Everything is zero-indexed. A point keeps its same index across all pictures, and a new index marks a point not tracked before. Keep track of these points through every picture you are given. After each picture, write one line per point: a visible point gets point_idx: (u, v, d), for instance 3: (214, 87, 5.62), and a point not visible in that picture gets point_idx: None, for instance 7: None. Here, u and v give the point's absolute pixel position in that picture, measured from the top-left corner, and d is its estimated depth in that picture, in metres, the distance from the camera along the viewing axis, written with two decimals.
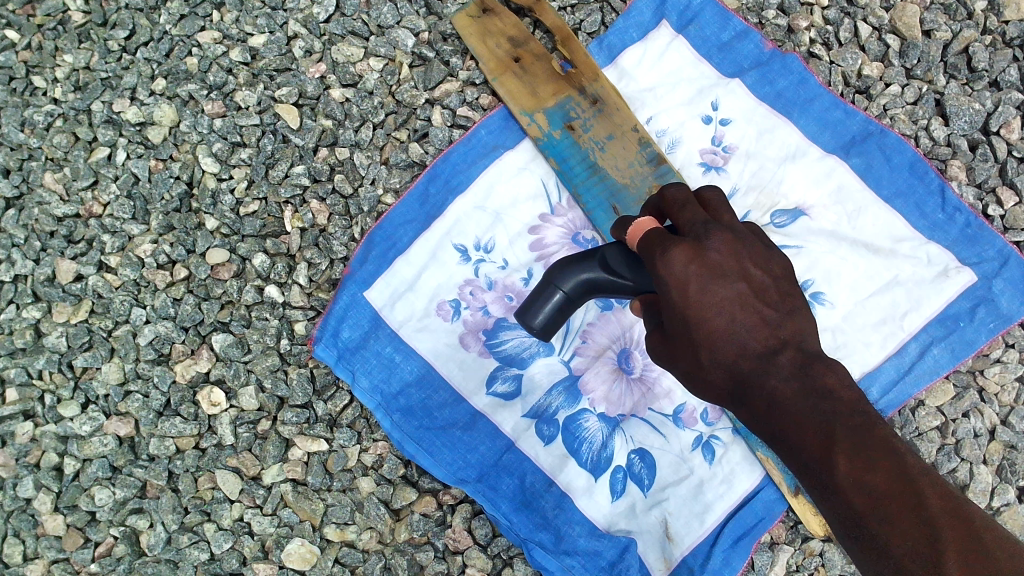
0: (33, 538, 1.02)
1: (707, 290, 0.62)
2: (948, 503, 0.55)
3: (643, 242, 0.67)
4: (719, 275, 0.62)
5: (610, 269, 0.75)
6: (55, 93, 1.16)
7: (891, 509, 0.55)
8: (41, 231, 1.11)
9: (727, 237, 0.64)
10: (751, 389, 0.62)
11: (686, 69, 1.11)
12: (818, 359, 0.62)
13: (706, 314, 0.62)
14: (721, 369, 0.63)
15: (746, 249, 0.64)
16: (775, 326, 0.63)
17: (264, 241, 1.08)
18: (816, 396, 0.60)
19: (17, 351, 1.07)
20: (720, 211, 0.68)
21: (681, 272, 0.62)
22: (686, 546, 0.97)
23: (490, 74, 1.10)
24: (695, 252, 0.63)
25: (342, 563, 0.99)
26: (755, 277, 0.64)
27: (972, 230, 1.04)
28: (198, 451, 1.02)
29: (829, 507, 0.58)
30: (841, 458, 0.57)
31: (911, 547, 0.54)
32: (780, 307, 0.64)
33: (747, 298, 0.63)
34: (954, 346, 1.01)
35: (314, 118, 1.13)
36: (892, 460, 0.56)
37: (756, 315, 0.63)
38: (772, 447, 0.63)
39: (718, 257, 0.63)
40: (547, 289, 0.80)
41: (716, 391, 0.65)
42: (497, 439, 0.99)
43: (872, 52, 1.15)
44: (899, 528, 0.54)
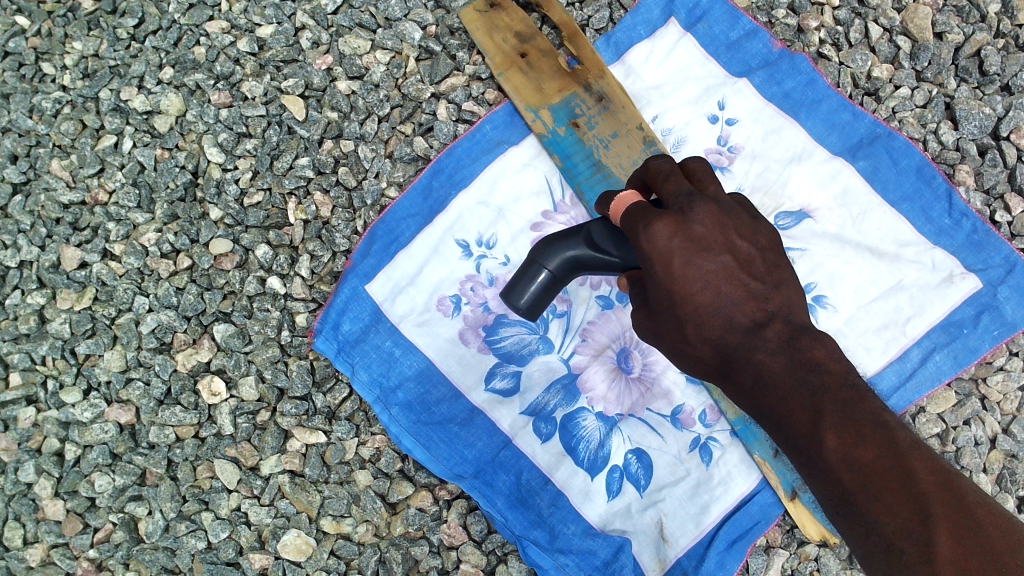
0: (34, 522, 1.03)
1: (691, 264, 0.63)
2: (939, 478, 0.57)
3: (628, 216, 0.68)
4: (702, 248, 0.63)
5: (595, 245, 0.77)
6: (64, 80, 1.16)
7: (882, 485, 0.57)
8: (47, 218, 1.12)
9: (711, 209, 0.65)
10: (738, 365, 0.64)
11: (694, 67, 1.10)
12: (804, 332, 0.64)
13: (691, 288, 0.63)
14: (706, 344, 0.65)
15: (730, 221, 0.66)
16: (762, 299, 0.64)
17: (267, 232, 1.08)
18: (803, 370, 0.62)
19: (22, 337, 1.08)
20: (705, 182, 0.69)
21: (665, 245, 0.64)
22: (681, 547, 0.97)
23: (496, 69, 1.10)
24: (679, 226, 0.64)
25: (337, 555, 1.00)
26: (740, 249, 0.65)
27: (978, 236, 1.03)
28: (198, 440, 1.03)
29: (817, 482, 0.61)
30: (829, 434, 0.59)
31: (901, 524, 0.56)
32: (767, 280, 0.66)
33: (733, 270, 0.64)
34: (957, 353, 1.00)
35: (320, 110, 1.13)
36: (879, 434, 0.59)
37: (742, 289, 0.64)
38: (762, 423, 0.65)
39: (702, 230, 0.64)
40: (532, 269, 0.81)
41: (701, 366, 0.66)
42: (494, 436, 0.99)
43: (883, 53, 1.14)
44: (889, 506, 0.56)
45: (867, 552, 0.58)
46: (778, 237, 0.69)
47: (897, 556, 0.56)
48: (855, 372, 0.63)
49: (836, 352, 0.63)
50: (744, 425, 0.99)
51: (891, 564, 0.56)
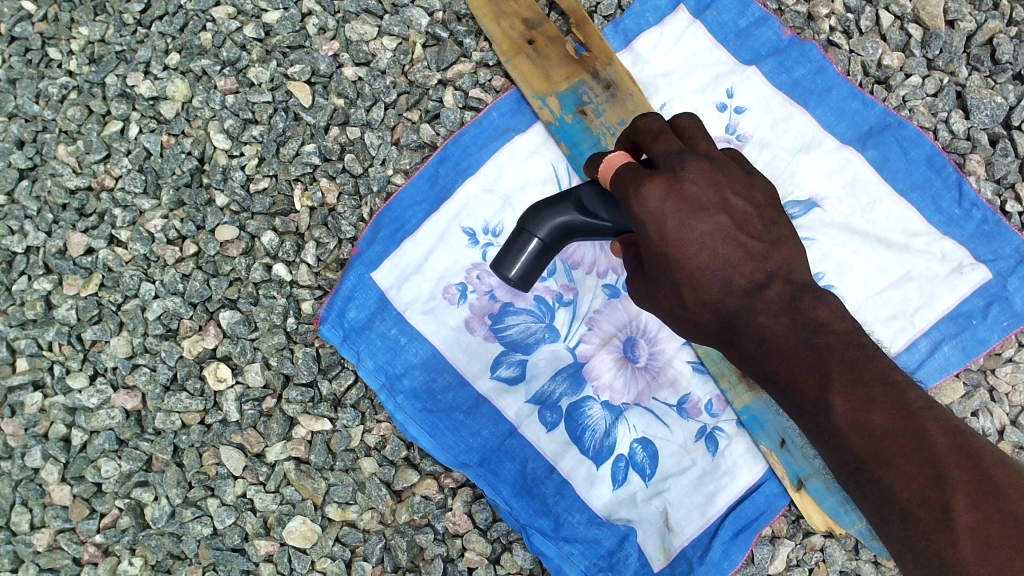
0: (41, 507, 1.03)
1: (686, 227, 0.62)
2: (955, 441, 0.54)
3: (617, 178, 0.66)
4: (696, 209, 0.62)
5: (585, 210, 0.76)
6: (70, 66, 1.16)
7: (893, 449, 0.55)
8: (54, 203, 1.12)
9: (703, 167, 0.63)
10: (740, 328, 0.64)
11: (702, 55, 1.10)
12: (807, 291, 0.64)
13: (686, 251, 0.62)
14: (706, 309, 0.64)
15: (724, 178, 0.64)
16: (762, 260, 0.64)
17: (273, 219, 1.08)
18: (808, 332, 0.62)
19: (28, 322, 1.08)
20: (696, 139, 0.67)
21: (658, 207, 0.62)
22: (686, 536, 0.97)
23: (503, 56, 1.09)
24: (670, 186, 0.62)
25: (343, 541, 1.00)
26: (736, 208, 0.64)
27: (988, 226, 1.02)
28: (204, 426, 1.03)
29: (827, 449, 0.59)
30: (837, 397, 0.58)
31: (916, 491, 0.53)
32: (766, 239, 0.65)
33: (729, 231, 0.63)
34: (966, 344, 0.99)
35: (326, 97, 1.12)
36: (890, 396, 0.57)
37: (741, 250, 0.63)
38: (768, 389, 0.65)
39: (696, 190, 0.62)
40: (523, 237, 0.81)
41: (703, 331, 0.66)
42: (500, 424, 0.98)
43: (894, 41, 1.13)
44: (902, 471, 0.54)
45: (881, 521, 0.56)
46: (774, 192, 0.67)
47: (912, 524, 0.53)
48: (863, 333, 0.62)
49: (842, 313, 0.63)
50: (750, 415, 0.98)
51: (907, 533, 0.53)
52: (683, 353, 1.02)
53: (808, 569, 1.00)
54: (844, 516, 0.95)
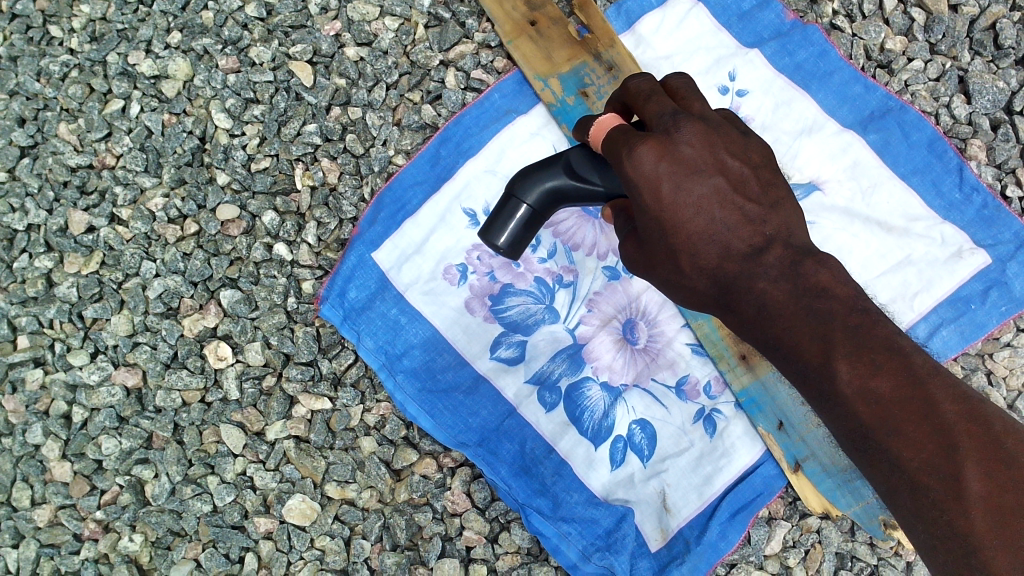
0: (41, 483, 1.04)
1: (683, 190, 0.61)
2: (963, 408, 0.55)
3: (610, 141, 0.65)
4: (692, 171, 0.61)
5: (576, 174, 0.74)
6: (72, 44, 1.16)
7: (901, 417, 0.55)
8: (55, 181, 1.12)
9: (698, 128, 0.62)
10: (739, 295, 0.63)
11: (705, 37, 1.09)
12: (807, 255, 0.64)
13: (682, 215, 0.61)
14: (703, 276, 0.63)
15: (718, 139, 0.63)
16: (759, 224, 0.63)
17: (274, 199, 1.08)
18: (808, 297, 0.62)
19: (29, 300, 1.08)
20: (690, 100, 0.66)
21: (652, 170, 0.60)
22: (683, 517, 0.97)
23: (505, 37, 1.09)
24: (665, 148, 0.61)
25: (342, 520, 1.01)
26: (732, 169, 0.63)
27: (988, 211, 1.03)
28: (204, 404, 1.04)
29: (832, 417, 0.60)
30: (842, 365, 0.58)
31: (926, 459, 0.54)
32: (764, 202, 0.64)
33: (725, 194, 0.62)
34: (965, 329, 0.99)
35: (328, 77, 1.12)
36: (895, 363, 0.57)
37: (738, 213, 0.62)
38: (769, 356, 0.65)
39: (691, 152, 0.61)
40: (510, 204, 0.77)
41: (701, 300, 0.66)
42: (499, 404, 0.99)
43: (897, 25, 1.13)
44: (911, 439, 0.55)
45: (890, 489, 0.57)
46: (769, 152, 0.67)
47: (922, 493, 0.54)
48: (864, 297, 0.62)
49: (842, 276, 0.63)
50: (748, 398, 0.99)
51: (918, 501, 0.55)
52: (682, 335, 1.02)
53: (804, 551, 1.00)
54: (840, 498, 0.96)
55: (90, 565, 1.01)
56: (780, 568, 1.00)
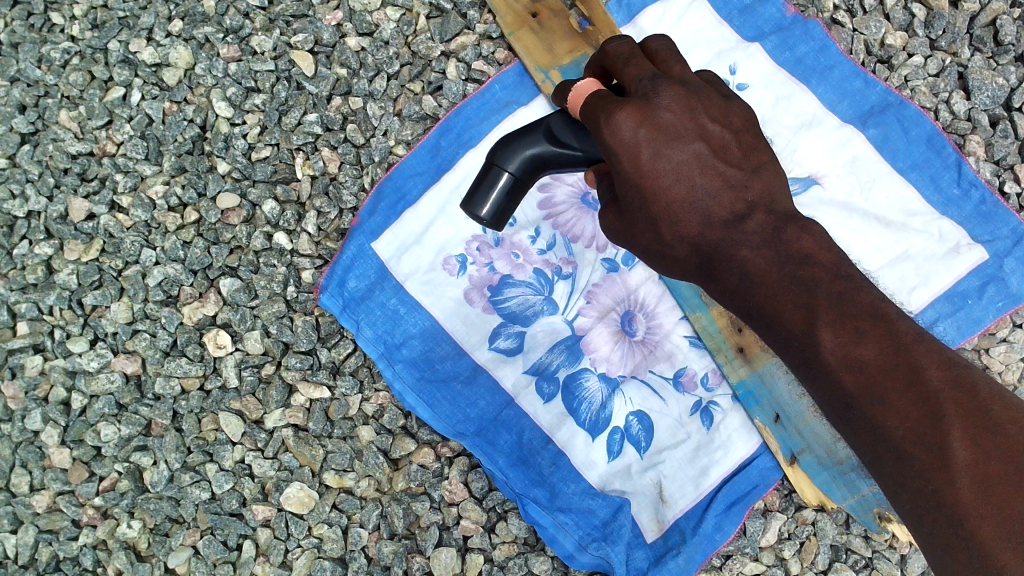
0: (40, 469, 1.04)
1: (661, 158, 0.61)
2: (949, 374, 0.53)
3: (588, 106, 0.65)
4: (672, 138, 0.61)
5: (557, 139, 0.74)
6: (73, 31, 1.16)
7: (886, 385, 0.54)
8: (55, 168, 1.12)
9: (677, 93, 0.62)
10: (720, 262, 0.63)
11: (706, 31, 1.09)
12: (789, 221, 0.63)
13: (661, 181, 0.61)
14: (684, 244, 0.64)
15: (698, 103, 0.63)
16: (741, 189, 0.63)
17: (275, 187, 1.09)
18: (792, 264, 0.60)
19: (29, 286, 1.09)
20: (669, 63, 0.66)
21: (631, 137, 0.61)
22: (679, 508, 0.97)
23: (506, 29, 1.09)
24: (644, 114, 0.61)
25: (339, 508, 1.01)
26: (713, 134, 0.63)
27: (986, 207, 1.03)
28: (203, 392, 1.04)
29: (815, 386, 0.58)
30: (825, 332, 0.56)
31: (911, 428, 0.52)
32: (745, 167, 0.64)
33: (706, 159, 0.62)
34: (961, 324, 1.00)
35: (329, 66, 1.12)
36: (881, 331, 0.55)
37: (720, 179, 0.63)
38: (750, 325, 0.63)
39: (670, 118, 0.61)
40: (492, 174, 0.76)
41: (681, 267, 0.66)
42: (497, 394, 0.99)
43: (897, 21, 1.13)
44: (897, 408, 0.53)
45: (875, 459, 0.55)
46: (751, 115, 0.66)
47: (908, 464, 0.53)
48: (849, 263, 0.60)
49: (825, 243, 0.61)
50: (745, 390, 0.99)
51: (902, 472, 0.53)
52: (680, 328, 1.03)
53: (798, 543, 1.01)
54: (836, 491, 0.95)
55: (89, 551, 1.01)
56: (775, 560, 1.00)
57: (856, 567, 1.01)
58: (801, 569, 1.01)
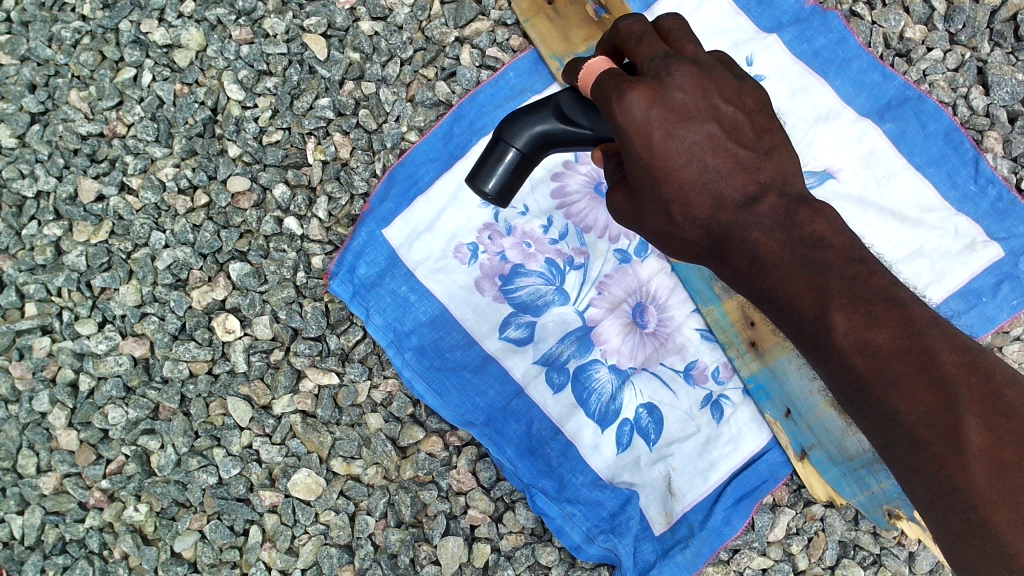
0: (47, 451, 1.04)
1: (673, 140, 0.59)
2: (962, 358, 0.52)
3: (599, 86, 0.63)
4: (684, 117, 0.59)
5: (566, 118, 0.72)
6: (83, 10, 1.15)
7: (898, 369, 0.52)
8: (65, 148, 1.11)
9: (690, 72, 0.61)
10: (731, 246, 0.62)
11: (723, 21, 1.08)
12: (802, 203, 0.61)
13: (672, 162, 0.60)
14: (695, 226, 0.62)
15: (712, 84, 0.61)
16: (752, 171, 0.62)
17: (285, 172, 1.08)
18: (804, 247, 0.59)
19: (37, 267, 1.08)
20: (681, 42, 0.64)
21: (643, 117, 0.59)
22: (688, 502, 0.97)
23: (522, 15, 1.09)
24: (656, 94, 0.59)
25: (347, 495, 1.00)
26: (726, 115, 0.61)
27: (1003, 204, 1.02)
28: (211, 376, 1.04)
29: (828, 372, 0.56)
30: (837, 315, 0.55)
31: (923, 412, 0.51)
32: (757, 149, 0.63)
33: (719, 140, 0.61)
34: (975, 321, 0.99)
35: (342, 50, 1.12)
36: (894, 315, 0.54)
37: (732, 160, 0.61)
38: (763, 310, 0.62)
39: (683, 97, 0.60)
40: (498, 149, 0.75)
41: (691, 250, 0.64)
42: (507, 384, 0.99)
43: (917, 14, 1.12)
44: (909, 392, 0.52)
45: (887, 445, 0.53)
46: (765, 96, 0.64)
47: (921, 449, 0.51)
48: (862, 246, 0.59)
49: (839, 226, 0.60)
50: (756, 384, 0.98)
51: (915, 459, 0.51)
52: (691, 320, 1.02)
53: (806, 538, 1.00)
54: (845, 487, 0.95)
55: (95, 534, 1.01)
56: (783, 555, 1.00)
57: (864, 563, 1.00)
58: (809, 564, 1.01)
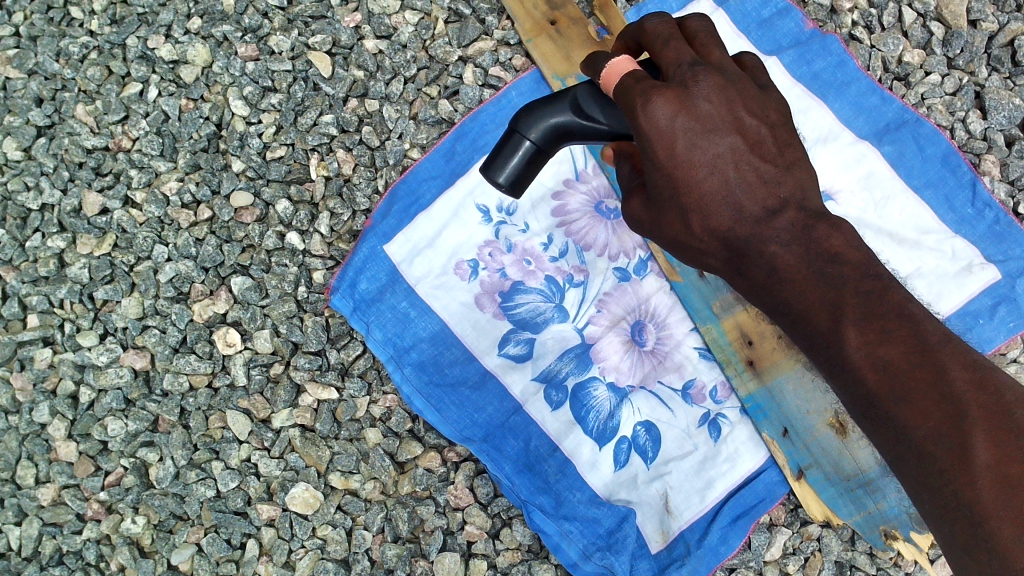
0: (46, 462, 1.04)
1: (696, 146, 0.60)
2: (973, 375, 0.52)
3: (623, 89, 0.63)
4: (709, 129, 0.60)
5: (583, 113, 0.72)
6: (92, 26, 1.16)
7: (907, 382, 0.53)
8: (70, 161, 1.12)
9: (718, 82, 0.61)
10: (749, 260, 0.63)
11: (724, 42, 1.09)
12: (821, 220, 0.62)
13: (695, 173, 0.60)
14: (714, 238, 0.63)
15: (738, 96, 0.61)
16: (774, 185, 0.62)
17: (289, 187, 1.09)
18: (821, 262, 0.60)
19: (41, 279, 1.09)
20: (708, 47, 0.64)
21: (668, 125, 0.59)
22: (685, 520, 0.97)
23: (524, 36, 1.10)
24: (682, 103, 0.59)
25: (344, 510, 1.01)
26: (750, 129, 0.62)
27: (1000, 227, 1.03)
28: (211, 389, 1.04)
29: (840, 385, 0.57)
30: (851, 331, 0.56)
31: (931, 427, 0.51)
32: (779, 163, 0.63)
33: (741, 153, 0.61)
34: (972, 344, 0.99)
35: (346, 68, 1.13)
36: (906, 332, 0.54)
37: (754, 174, 0.62)
38: (779, 323, 0.63)
39: (708, 108, 0.60)
40: (514, 139, 0.75)
41: (709, 263, 0.65)
42: (505, 401, 0.99)
43: (915, 39, 1.14)
44: (918, 407, 0.52)
45: (895, 457, 0.54)
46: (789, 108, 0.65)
47: (927, 462, 0.51)
48: (877, 263, 0.59)
49: (856, 243, 0.61)
50: (755, 403, 0.99)
51: (922, 472, 0.52)
52: (690, 339, 1.02)
53: (803, 558, 1.00)
54: (842, 507, 0.95)
55: (92, 546, 1.01)
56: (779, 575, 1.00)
57: None
58: None
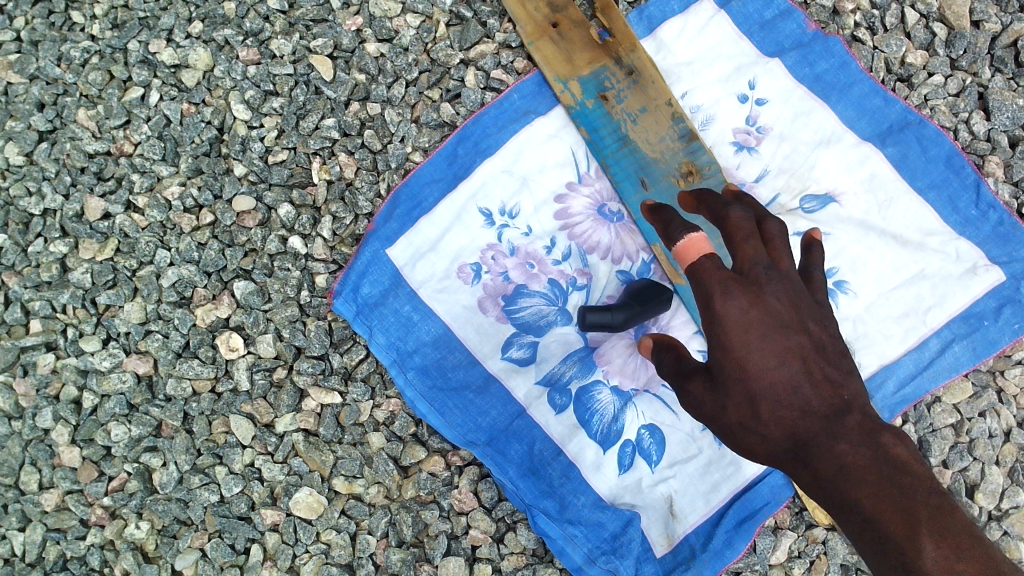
0: (50, 468, 1.04)
1: (761, 344, 0.61)
2: (935, 501, 0.55)
3: (698, 268, 0.66)
4: (780, 325, 0.61)
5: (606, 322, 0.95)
6: (93, 30, 1.16)
7: (875, 484, 0.56)
8: (72, 166, 1.12)
9: (787, 289, 0.63)
10: (810, 454, 0.59)
11: (726, 45, 1.10)
12: (886, 429, 0.59)
13: (745, 343, 0.61)
14: (778, 426, 0.60)
15: (808, 312, 0.63)
16: (840, 387, 0.61)
17: (290, 191, 1.08)
18: (824, 387, 0.60)
19: (43, 284, 1.09)
20: (781, 252, 0.66)
21: (742, 316, 0.62)
22: (690, 523, 0.97)
23: (526, 38, 1.09)
24: (758, 299, 0.62)
25: (348, 514, 1.01)
26: (816, 335, 0.62)
27: (1004, 228, 1.03)
28: (214, 394, 1.04)
29: (819, 489, 0.58)
30: (836, 438, 0.58)
31: (892, 522, 0.54)
32: (842, 370, 0.62)
33: (807, 352, 0.61)
34: (976, 345, 1.01)
35: (348, 72, 1.13)
36: (880, 446, 0.58)
37: (823, 377, 0.61)
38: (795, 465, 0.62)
39: (778, 304, 0.62)
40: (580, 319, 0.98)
41: (767, 456, 0.62)
42: (509, 404, 0.99)
43: (919, 40, 1.13)
44: (881, 505, 0.55)
45: (867, 549, 0.56)
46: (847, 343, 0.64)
47: (882, 542, 0.54)
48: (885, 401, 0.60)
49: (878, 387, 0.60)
50: None
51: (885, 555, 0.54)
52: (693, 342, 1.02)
53: (808, 561, 1.00)
54: None
55: (96, 551, 1.01)
56: None
57: None
58: None
